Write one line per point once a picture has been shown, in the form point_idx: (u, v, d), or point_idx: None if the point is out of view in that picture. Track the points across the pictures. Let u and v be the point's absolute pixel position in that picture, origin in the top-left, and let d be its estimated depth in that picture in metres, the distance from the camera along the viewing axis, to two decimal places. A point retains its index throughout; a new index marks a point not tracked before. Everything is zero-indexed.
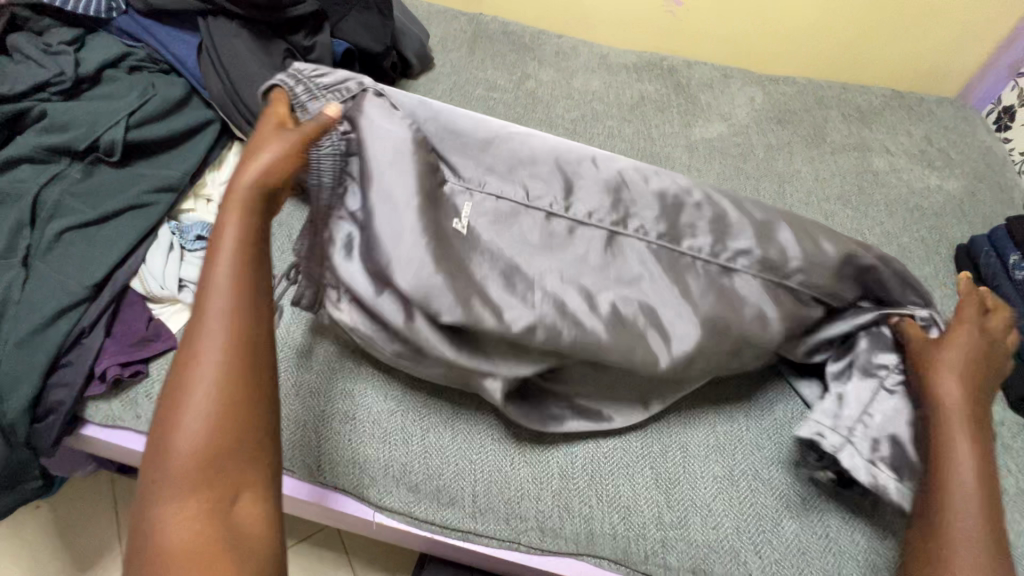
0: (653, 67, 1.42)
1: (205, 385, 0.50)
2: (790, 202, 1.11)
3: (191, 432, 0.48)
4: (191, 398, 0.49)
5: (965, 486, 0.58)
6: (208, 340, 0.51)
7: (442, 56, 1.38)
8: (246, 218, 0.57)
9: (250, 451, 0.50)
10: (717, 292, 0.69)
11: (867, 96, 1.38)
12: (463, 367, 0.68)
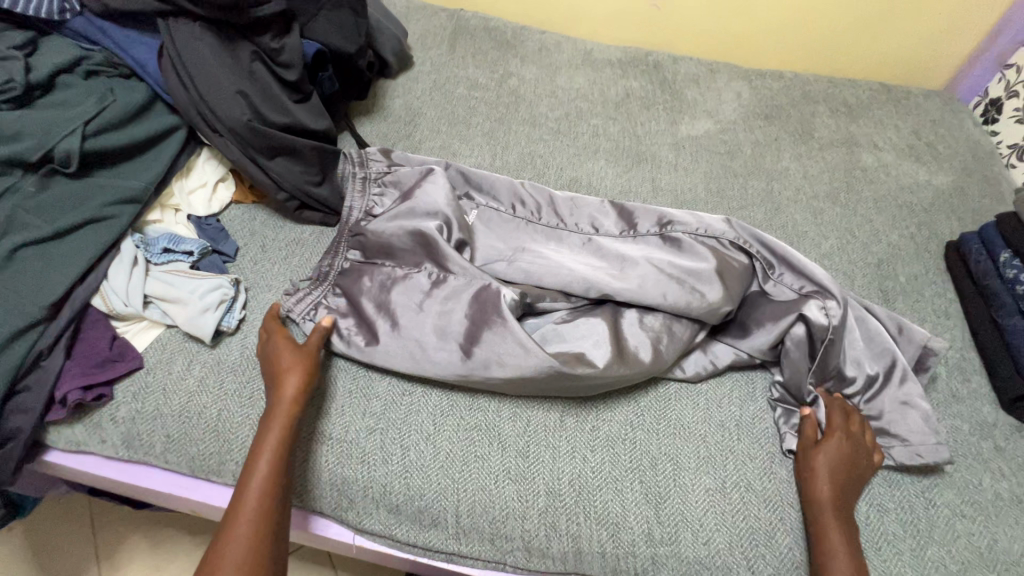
0: (638, 62, 1.39)
1: (254, 525, 0.61)
2: (779, 200, 1.09)
3: (239, 547, 0.59)
4: (240, 523, 0.60)
5: (835, 531, 0.65)
6: (258, 484, 0.63)
7: (422, 54, 1.34)
8: (301, 373, 0.70)
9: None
10: (684, 297, 0.78)
11: (855, 90, 1.36)
12: (449, 364, 0.74)
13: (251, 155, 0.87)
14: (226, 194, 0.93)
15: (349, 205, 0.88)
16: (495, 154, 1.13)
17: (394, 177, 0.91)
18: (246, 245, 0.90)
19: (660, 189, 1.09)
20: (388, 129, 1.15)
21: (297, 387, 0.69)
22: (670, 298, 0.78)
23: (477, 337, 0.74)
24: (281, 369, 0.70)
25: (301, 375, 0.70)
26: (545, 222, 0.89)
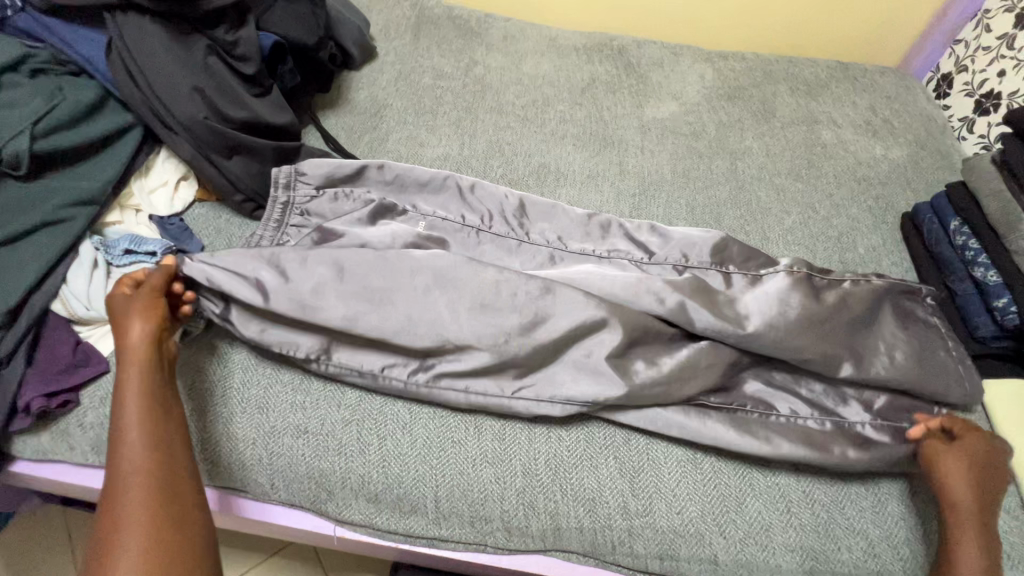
0: (602, 47, 1.40)
1: (129, 457, 0.59)
2: (743, 178, 1.12)
3: (133, 491, 0.57)
4: (127, 466, 0.59)
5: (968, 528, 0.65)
6: (131, 430, 0.60)
7: (385, 44, 1.33)
8: (150, 315, 0.66)
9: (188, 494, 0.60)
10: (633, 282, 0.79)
11: (814, 69, 1.40)
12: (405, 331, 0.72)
13: (206, 153, 0.86)
14: (188, 193, 0.92)
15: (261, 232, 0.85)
16: (463, 143, 1.13)
17: (325, 199, 0.88)
18: (212, 243, 0.89)
19: (628, 171, 1.11)
20: (354, 121, 1.14)
21: (147, 328, 0.65)
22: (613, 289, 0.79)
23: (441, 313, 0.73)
24: (122, 317, 0.65)
25: (152, 316, 0.66)
26: (494, 231, 0.90)
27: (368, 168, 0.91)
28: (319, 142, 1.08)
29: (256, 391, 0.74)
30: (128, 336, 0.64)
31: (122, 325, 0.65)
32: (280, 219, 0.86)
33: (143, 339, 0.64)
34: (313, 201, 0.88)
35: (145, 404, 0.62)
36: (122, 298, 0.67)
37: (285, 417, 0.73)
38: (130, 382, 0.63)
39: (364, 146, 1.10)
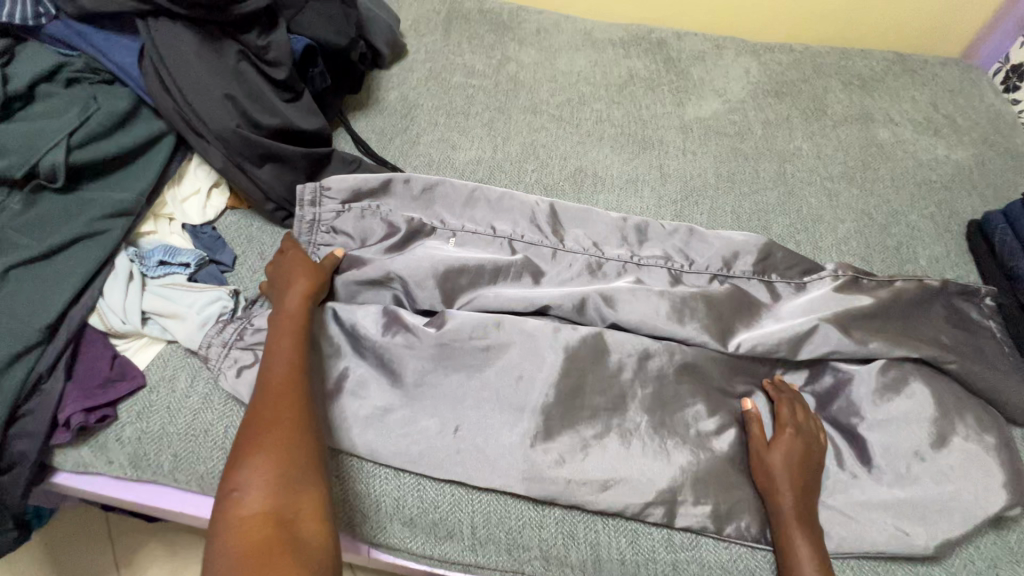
0: (640, 41, 1.34)
1: (282, 367, 0.64)
2: (793, 182, 1.05)
3: (280, 394, 0.61)
4: (278, 378, 0.63)
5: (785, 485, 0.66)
6: (288, 354, 0.66)
7: (415, 41, 1.29)
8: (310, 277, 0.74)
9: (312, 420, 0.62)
10: (676, 309, 0.76)
11: (868, 61, 1.31)
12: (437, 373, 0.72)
13: (239, 162, 0.84)
14: (220, 201, 0.92)
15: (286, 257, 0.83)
16: (496, 146, 1.09)
17: (351, 217, 0.85)
18: (245, 253, 0.89)
19: (669, 175, 1.05)
20: (385, 123, 1.11)
21: (308, 288, 0.73)
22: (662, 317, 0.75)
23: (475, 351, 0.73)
24: (289, 272, 0.75)
25: (310, 281, 0.74)
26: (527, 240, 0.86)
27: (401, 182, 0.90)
28: (350, 145, 1.06)
29: None
30: (293, 281, 0.73)
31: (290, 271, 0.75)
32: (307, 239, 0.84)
33: (304, 291, 0.72)
34: (339, 217, 0.85)
35: (296, 360, 0.65)
36: (279, 293, 0.73)
37: None
38: (288, 314, 0.70)
39: (395, 149, 1.07)
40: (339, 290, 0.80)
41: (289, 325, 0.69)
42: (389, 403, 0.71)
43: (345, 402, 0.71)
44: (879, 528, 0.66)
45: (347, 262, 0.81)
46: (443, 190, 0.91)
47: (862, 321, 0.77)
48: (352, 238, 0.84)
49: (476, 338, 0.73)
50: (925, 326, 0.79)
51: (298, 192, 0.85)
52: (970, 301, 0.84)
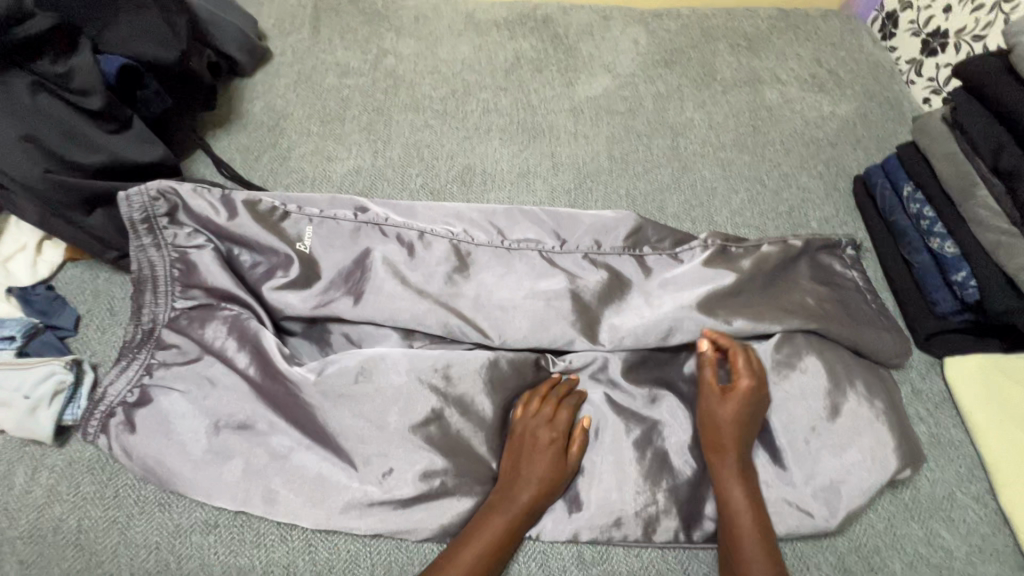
0: (526, 19, 1.27)
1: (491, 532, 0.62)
2: (686, 156, 1.03)
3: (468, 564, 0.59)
4: (470, 552, 0.60)
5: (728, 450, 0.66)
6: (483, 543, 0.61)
7: (280, 41, 1.17)
8: (552, 465, 0.66)
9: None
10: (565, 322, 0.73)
11: (754, 20, 1.30)
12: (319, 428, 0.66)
13: (58, 211, 0.73)
14: (55, 253, 0.80)
15: (135, 322, 0.73)
16: (376, 152, 1.01)
17: (199, 260, 0.73)
18: (90, 311, 0.78)
19: (562, 163, 1.01)
20: (250, 140, 1.01)
21: (546, 481, 0.65)
22: (551, 333, 0.73)
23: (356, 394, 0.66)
24: (526, 447, 0.67)
25: (546, 482, 0.65)
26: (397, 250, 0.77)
27: (280, 231, 0.75)
28: (210, 168, 0.95)
29: (154, 488, 0.65)
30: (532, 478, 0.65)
31: (529, 440, 0.67)
32: (156, 296, 0.73)
33: (542, 477, 0.65)
34: (189, 272, 0.73)
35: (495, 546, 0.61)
36: (518, 463, 0.66)
37: (193, 510, 0.65)
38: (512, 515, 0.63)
39: (263, 168, 0.97)
40: (200, 349, 0.70)
41: (497, 517, 0.63)
42: (268, 462, 0.65)
43: (214, 472, 0.64)
44: (783, 510, 0.66)
45: (199, 320, 0.72)
46: (327, 225, 0.78)
47: (740, 296, 0.76)
48: (207, 296, 0.73)
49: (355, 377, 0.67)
50: (801, 288, 0.79)
51: (126, 217, 0.72)
52: (839, 256, 0.84)
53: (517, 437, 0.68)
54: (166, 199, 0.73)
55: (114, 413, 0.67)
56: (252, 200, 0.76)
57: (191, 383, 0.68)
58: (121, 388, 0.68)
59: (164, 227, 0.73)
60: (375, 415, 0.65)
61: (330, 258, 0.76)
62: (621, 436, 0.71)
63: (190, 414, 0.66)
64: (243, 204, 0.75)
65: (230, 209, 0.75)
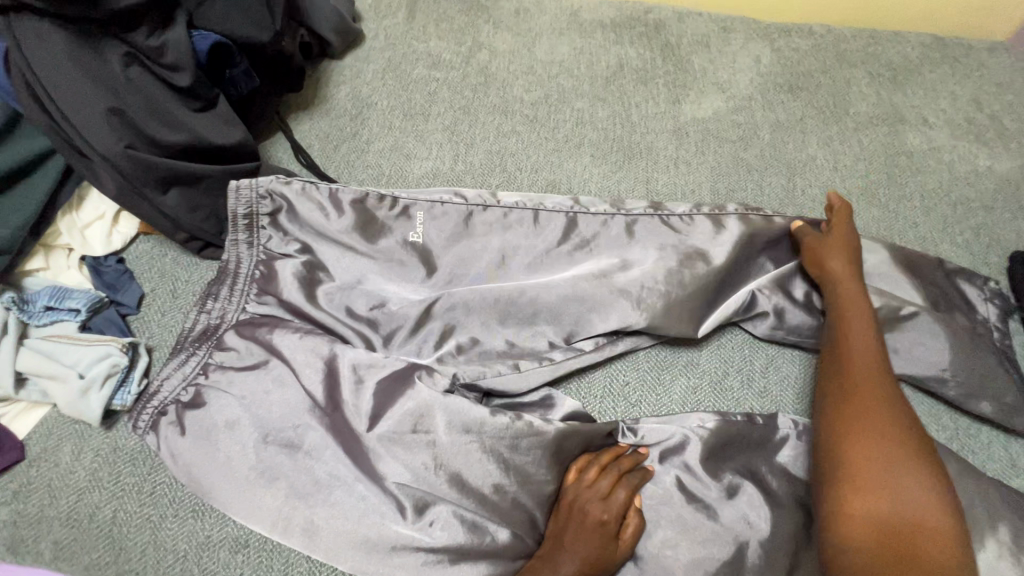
0: (635, 23, 1.15)
1: None
2: (802, 200, 0.90)
3: None
4: None
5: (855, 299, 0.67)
6: None
7: (374, 24, 1.13)
8: (599, 548, 0.57)
9: None
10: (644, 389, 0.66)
11: (901, 47, 1.12)
12: (362, 461, 0.61)
13: (137, 188, 0.71)
14: (130, 226, 0.79)
15: (203, 316, 0.70)
16: (457, 155, 0.94)
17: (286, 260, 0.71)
18: (154, 290, 0.77)
19: (656, 191, 0.90)
20: (331, 127, 0.97)
21: (593, 564, 0.57)
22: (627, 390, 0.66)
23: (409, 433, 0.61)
24: (575, 518, 0.59)
25: (594, 564, 0.57)
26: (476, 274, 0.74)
27: (379, 235, 0.74)
28: (288, 154, 0.92)
29: (189, 493, 0.62)
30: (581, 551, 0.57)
31: (580, 512, 0.59)
32: (231, 293, 0.71)
33: (590, 557, 0.57)
34: (269, 279, 0.71)
35: None
36: (563, 537, 0.59)
37: (224, 524, 0.61)
38: None
39: (340, 159, 0.93)
40: (267, 357, 0.66)
41: None
42: (309, 489, 0.60)
43: (251, 492, 0.60)
44: None
45: (267, 326, 0.68)
46: (439, 212, 0.76)
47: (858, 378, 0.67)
48: (280, 306, 0.70)
49: (411, 414, 0.62)
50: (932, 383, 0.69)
51: (230, 209, 0.72)
52: (988, 345, 0.72)
53: (566, 506, 0.60)
54: (272, 199, 0.73)
55: (166, 411, 0.64)
56: (360, 200, 0.75)
57: (248, 392, 0.64)
58: (174, 386, 0.65)
59: (262, 227, 0.73)
60: (423, 458, 0.60)
61: (434, 253, 0.74)
62: (692, 531, 0.61)
63: (238, 424, 0.63)
64: (347, 207, 0.74)
65: (338, 208, 0.74)
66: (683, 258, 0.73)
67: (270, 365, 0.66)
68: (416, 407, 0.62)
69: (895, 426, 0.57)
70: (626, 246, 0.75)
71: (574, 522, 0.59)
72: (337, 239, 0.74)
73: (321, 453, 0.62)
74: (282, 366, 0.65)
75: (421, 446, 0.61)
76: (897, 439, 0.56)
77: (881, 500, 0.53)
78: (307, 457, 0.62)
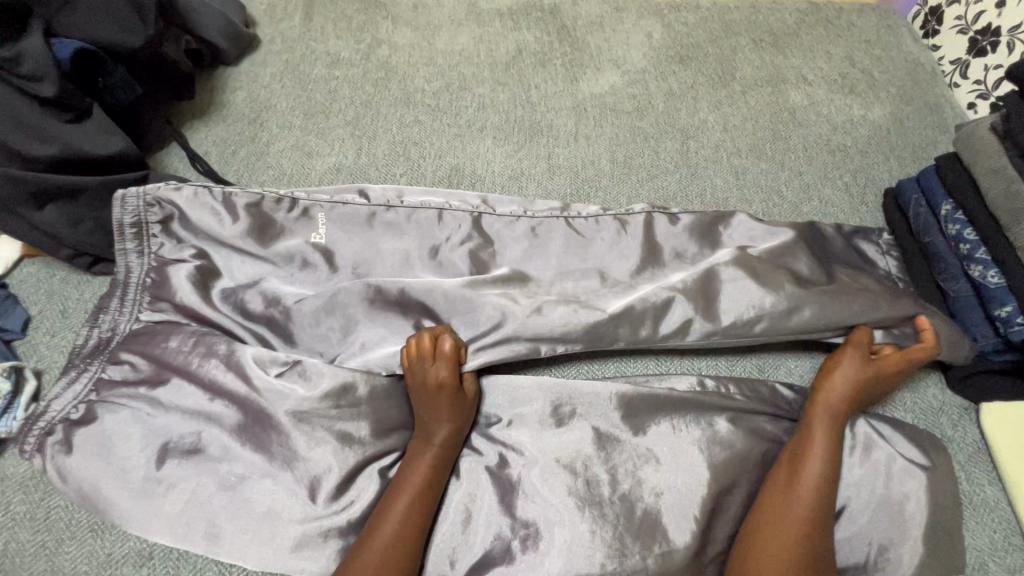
0: (531, 9, 1.18)
1: (405, 488, 0.59)
2: (696, 161, 0.94)
3: (394, 526, 0.56)
4: (392, 512, 0.57)
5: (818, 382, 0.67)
6: (402, 502, 0.58)
7: (270, 28, 1.11)
8: (450, 413, 0.62)
9: (405, 545, 0.56)
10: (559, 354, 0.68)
11: (780, 14, 1.19)
12: (268, 454, 0.60)
13: (10, 207, 0.69)
14: (11, 249, 0.75)
15: (93, 331, 0.67)
16: (360, 149, 0.94)
17: (177, 268, 0.69)
18: (41, 313, 0.73)
19: (558, 165, 0.93)
20: (228, 132, 0.95)
21: (450, 428, 0.62)
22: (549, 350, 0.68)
23: (314, 421, 0.61)
24: (418, 391, 0.63)
25: (451, 422, 0.62)
26: (382, 262, 0.72)
27: (279, 234, 0.72)
28: (184, 162, 0.90)
29: (86, 513, 0.60)
30: (433, 417, 0.62)
31: (418, 387, 0.63)
32: (121, 304, 0.69)
33: (445, 420, 0.62)
34: (162, 284, 0.69)
35: (412, 510, 0.57)
36: (419, 413, 0.63)
37: (127, 539, 0.59)
38: (420, 466, 0.60)
39: (239, 163, 0.92)
40: (161, 364, 0.64)
41: (412, 475, 0.59)
42: (215, 492, 0.59)
43: (154, 501, 0.58)
44: None
45: (162, 335, 0.65)
46: (339, 212, 0.74)
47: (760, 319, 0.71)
48: (175, 312, 0.68)
49: (325, 397, 0.61)
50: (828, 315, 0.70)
51: (115, 219, 0.69)
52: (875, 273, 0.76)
53: (410, 386, 0.63)
54: (162, 206, 0.71)
55: (55, 430, 0.61)
56: (256, 202, 0.72)
57: (144, 401, 0.62)
58: (64, 405, 0.63)
59: (154, 235, 0.70)
60: (330, 444, 0.60)
61: (337, 247, 0.73)
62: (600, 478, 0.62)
63: (135, 434, 0.61)
64: (245, 208, 0.71)
65: (232, 213, 0.71)
66: (579, 271, 0.74)
67: (166, 372, 0.63)
68: (329, 386, 0.62)
69: (826, 491, 0.59)
70: (528, 220, 0.77)
71: (419, 393, 0.63)
72: (234, 243, 0.70)
73: (224, 452, 0.60)
74: (178, 372, 0.63)
75: (328, 432, 0.60)
76: (822, 507, 0.58)
77: (784, 555, 0.55)
78: (210, 459, 0.60)
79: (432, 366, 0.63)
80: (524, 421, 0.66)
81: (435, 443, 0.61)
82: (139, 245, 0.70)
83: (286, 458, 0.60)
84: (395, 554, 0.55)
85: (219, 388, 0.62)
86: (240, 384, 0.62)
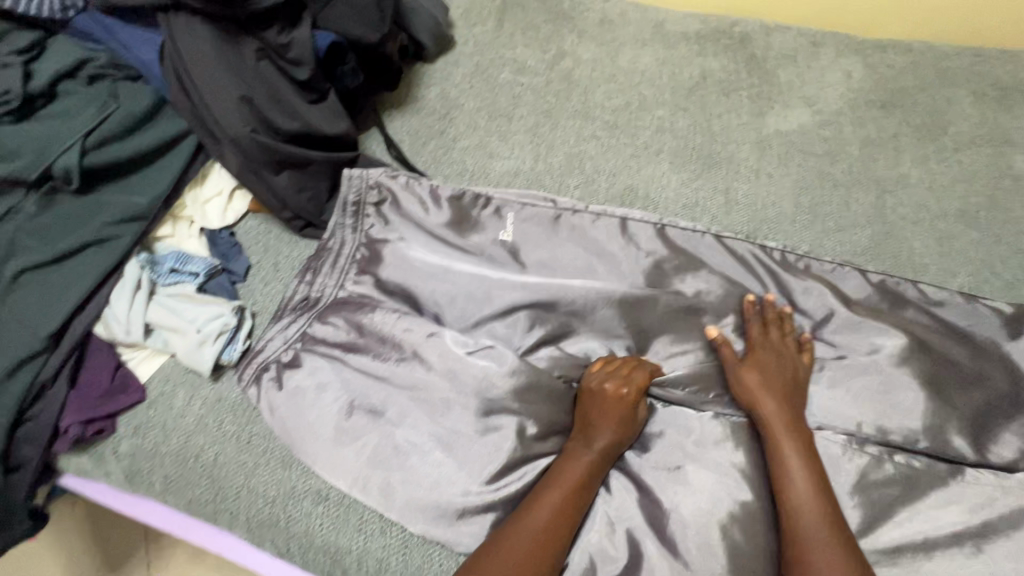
0: (720, 35, 1.15)
1: (558, 482, 0.60)
2: (891, 218, 0.87)
3: (545, 515, 0.58)
4: (545, 501, 0.59)
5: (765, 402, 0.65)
6: (555, 494, 0.59)
7: (465, 31, 1.19)
8: (614, 427, 0.63)
9: (552, 537, 0.57)
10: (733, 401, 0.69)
11: (1012, 65, 1.05)
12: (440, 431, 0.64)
13: (256, 169, 0.79)
14: (242, 204, 0.86)
15: (304, 289, 0.76)
16: (537, 156, 0.98)
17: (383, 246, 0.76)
18: (259, 263, 0.84)
19: (735, 202, 0.90)
20: (420, 125, 1.03)
21: (612, 441, 0.63)
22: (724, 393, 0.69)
23: (487, 411, 0.64)
24: (591, 400, 0.65)
25: (613, 434, 0.63)
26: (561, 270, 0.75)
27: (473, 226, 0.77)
28: (381, 148, 0.99)
29: (280, 446, 0.68)
30: (600, 425, 0.63)
31: (591, 396, 0.65)
32: (330, 270, 0.77)
33: (610, 431, 0.63)
34: (368, 260, 0.77)
35: (564, 505, 0.59)
36: (584, 417, 0.65)
37: (310, 477, 0.66)
38: (575, 465, 0.61)
39: (427, 155, 0.99)
40: (359, 331, 0.71)
41: (567, 472, 0.61)
42: (389, 455, 0.64)
43: (339, 450, 0.65)
44: None
45: (363, 306, 0.73)
46: (526, 215, 0.78)
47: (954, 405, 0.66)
48: (374, 287, 0.75)
49: (507, 390, 0.65)
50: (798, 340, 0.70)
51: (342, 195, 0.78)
52: None
53: (584, 392, 0.66)
54: (379, 191, 0.79)
55: (268, 368, 0.71)
56: (457, 197, 0.79)
57: (341, 360, 0.70)
58: (277, 348, 0.72)
59: (368, 214, 0.79)
60: (499, 436, 0.63)
61: (522, 250, 0.76)
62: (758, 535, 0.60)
63: (330, 387, 0.68)
64: (449, 201, 0.78)
65: (437, 203, 0.78)
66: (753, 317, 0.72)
67: (363, 338, 0.70)
68: (512, 378, 0.65)
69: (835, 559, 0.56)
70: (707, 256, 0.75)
71: (593, 402, 0.65)
72: (434, 231, 0.77)
73: (401, 421, 0.65)
74: (374, 342, 0.70)
75: (498, 424, 0.64)
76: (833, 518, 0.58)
77: None
78: (389, 424, 0.65)
79: (612, 381, 0.65)
80: (684, 457, 0.65)
81: (600, 461, 0.62)
82: (354, 220, 0.79)
83: (456, 439, 0.64)
84: (543, 543, 0.57)
85: (406, 362, 0.68)
86: (424, 363, 0.67)
